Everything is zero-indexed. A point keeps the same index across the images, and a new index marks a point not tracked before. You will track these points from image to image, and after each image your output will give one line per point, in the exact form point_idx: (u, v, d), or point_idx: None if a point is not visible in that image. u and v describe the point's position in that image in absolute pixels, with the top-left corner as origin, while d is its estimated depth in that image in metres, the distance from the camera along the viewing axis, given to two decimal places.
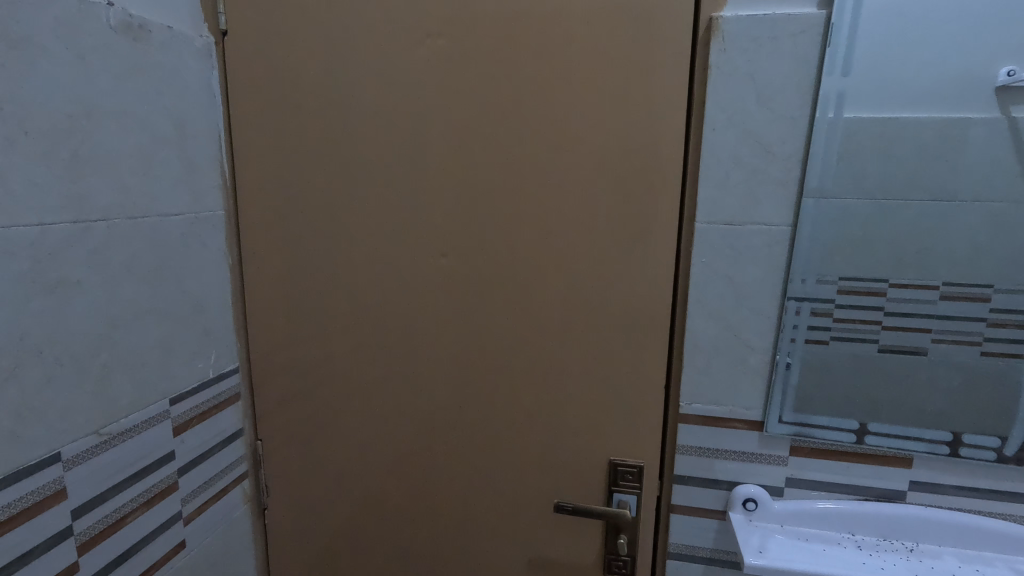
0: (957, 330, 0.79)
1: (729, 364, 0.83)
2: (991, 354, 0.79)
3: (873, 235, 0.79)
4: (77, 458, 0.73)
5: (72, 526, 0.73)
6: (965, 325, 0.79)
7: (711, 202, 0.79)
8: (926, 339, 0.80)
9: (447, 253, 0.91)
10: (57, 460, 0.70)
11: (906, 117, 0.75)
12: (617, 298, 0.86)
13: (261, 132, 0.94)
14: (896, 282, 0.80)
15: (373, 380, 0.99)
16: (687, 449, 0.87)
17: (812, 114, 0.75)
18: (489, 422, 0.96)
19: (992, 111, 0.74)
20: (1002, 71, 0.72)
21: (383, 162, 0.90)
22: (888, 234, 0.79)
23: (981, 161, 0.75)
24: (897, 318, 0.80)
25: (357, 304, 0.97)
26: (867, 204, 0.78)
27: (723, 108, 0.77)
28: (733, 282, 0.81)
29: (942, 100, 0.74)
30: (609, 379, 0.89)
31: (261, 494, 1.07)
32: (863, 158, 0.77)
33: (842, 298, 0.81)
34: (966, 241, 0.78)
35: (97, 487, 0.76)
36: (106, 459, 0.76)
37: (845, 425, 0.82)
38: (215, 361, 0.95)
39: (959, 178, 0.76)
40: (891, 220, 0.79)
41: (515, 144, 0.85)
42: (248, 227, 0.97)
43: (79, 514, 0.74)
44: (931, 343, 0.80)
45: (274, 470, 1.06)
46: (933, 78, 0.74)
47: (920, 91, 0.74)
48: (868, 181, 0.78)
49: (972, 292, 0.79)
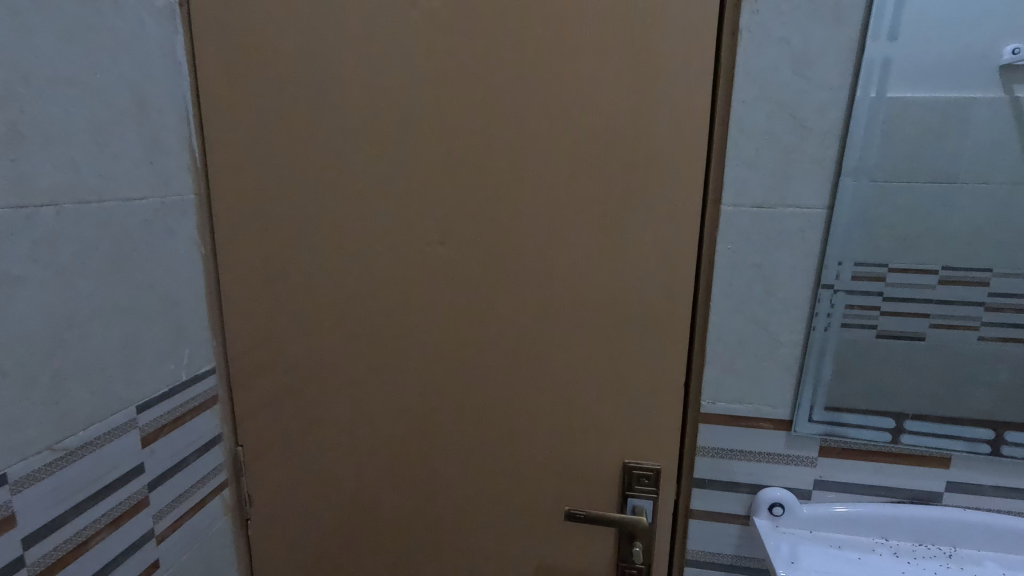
0: (954, 314, 0.75)
1: (757, 360, 0.76)
2: (988, 338, 0.75)
3: (908, 218, 0.73)
4: (28, 479, 0.63)
5: (24, 555, 0.64)
6: (964, 309, 0.75)
7: (740, 182, 0.72)
8: (925, 324, 0.76)
9: (446, 240, 0.83)
10: (3, 483, 0.61)
11: (937, 96, 0.70)
12: (633, 287, 0.79)
13: (235, 104, 0.84)
14: (896, 266, 0.74)
15: (365, 379, 0.91)
16: (709, 450, 0.81)
17: (854, 84, 0.67)
18: (492, 425, 0.88)
19: (996, 91, 0.69)
20: (1007, 49, 0.68)
21: (373, 139, 0.81)
22: (923, 221, 0.73)
23: (1004, 141, 0.70)
24: (894, 303, 0.75)
25: (346, 297, 0.88)
26: (903, 187, 0.72)
27: (755, 78, 0.69)
28: (763, 271, 0.74)
29: (970, 75, 0.69)
30: (625, 376, 0.82)
31: (243, 504, 0.99)
32: (903, 137, 0.70)
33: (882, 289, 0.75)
34: (993, 226, 0.73)
35: (52, 510, 0.66)
36: (62, 478, 0.67)
37: (880, 423, 0.76)
38: (188, 362, 0.86)
39: (988, 161, 0.71)
40: (927, 207, 0.73)
41: (520, 120, 0.77)
42: (223, 212, 0.88)
43: (32, 543, 0.65)
44: (929, 328, 0.76)
45: (257, 478, 0.98)
46: (965, 51, 0.68)
47: (955, 66, 0.69)
48: (908, 161, 0.71)
49: (972, 276, 0.74)
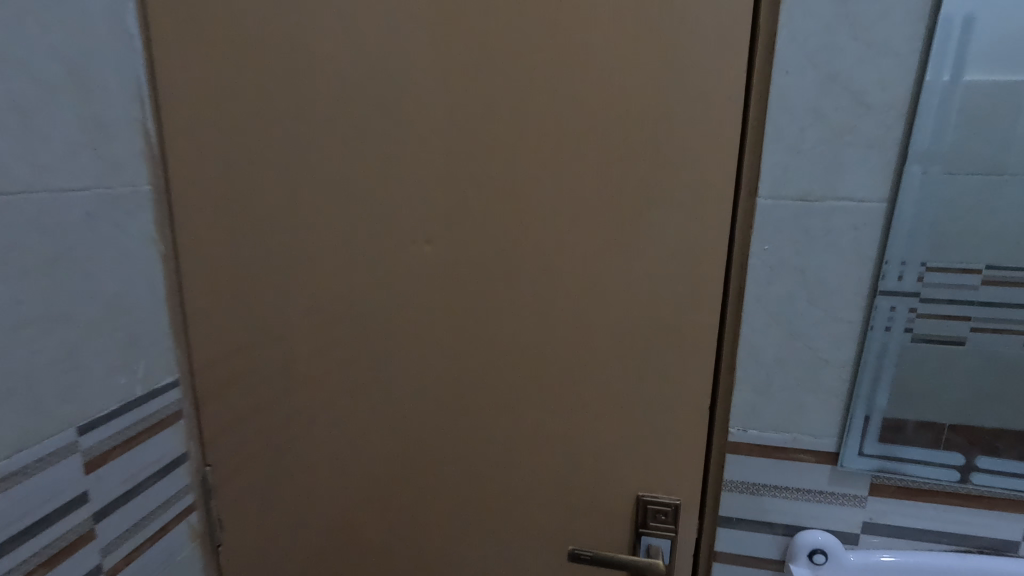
0: (1001, 318, 0.63)
1: (798, 382, 0.64)
2: None
3: (987, 216, 0.60)
4: None
5: None
6: (1012, 312, 0.62)
7: (782, 171, 0.60)
8: (966, 328, 0.63)
9: (434, 239, 0.72)
10: None
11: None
12: (650, 294, 0.68)
13: (194, 83, 0.73)
14: (935, 265, 0.61)
15: (345, 394, 0.81)
16: (737, 485, 0.69)
17: (925, 50, 0.55)
18: (487, 448, 0.78)
19: None
20: None
21: (350, 121, 0.71)
22: (1002, 219, 0.60)
23: None
24: (930, 305, 0.62)
25: (322, 302, 0.78)
26: (980, 179, 0.59)
27: (802, 44, 0.57)
28: (806, 278, 0.61)
29: None
30: (639, 396, 0.71)
31: (214, 529, 0.89)
32: (986, 118, 0.58)
33: (927, 291, 0.62)
34: None
35: None
36: None
37: (945, 459, 0.64)
38: (145, 374, 0.76)
39: None
40: (1009, 201, 0.60)
41: (518, 100, 0.65)
42: (183, 205, 0.78)
43: None
44: (970, 333, 0.63)
45: (228, 500, 0.88)
46: None
47: None
48: (990, 147, 0.59)
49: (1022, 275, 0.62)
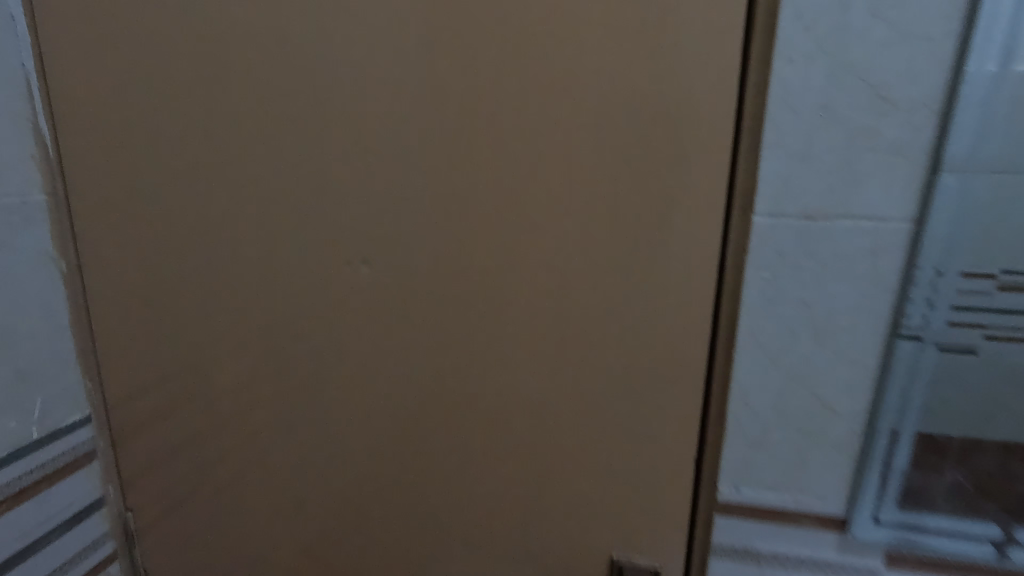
0: None
1: (800, 435, 0.54)
2: None
3: None
4: None
5: None
6: None
7: (782, 181, 0.49)
8: (1000, 349, 0.50)
9: (371, 259, 0.59)
10: None
11: None
12: (628, 336, 0.54)
13: (81, 73, 0.61)
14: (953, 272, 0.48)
15: (274, 438, 0.69)
16: (727, 550, 0.59)
17: (965, 33, 0.44)
18: (437, 508, 0.65)
19: None
20: None
21: (263, 120, 0.58)
22: None
23: None
24: (947, 325, 0.50)
25: (244, 333, 0.66)
26: None
27: (811, 25, 0.45)
28: (810, 312, 0.51)
29: None
30: (615, 454, 0.58)
31: None
32: None
33: (943, 308, 0.49)
34: None
35: None
36: None
37: (979, 531, 0.53)
38: (41, 413, 0.67)
39: None
40: None
41: (460, 91, 0.52)
42: (83, 218, 0.67)
43: None
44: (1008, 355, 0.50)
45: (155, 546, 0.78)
46: None
47: None
48: None
49: None
